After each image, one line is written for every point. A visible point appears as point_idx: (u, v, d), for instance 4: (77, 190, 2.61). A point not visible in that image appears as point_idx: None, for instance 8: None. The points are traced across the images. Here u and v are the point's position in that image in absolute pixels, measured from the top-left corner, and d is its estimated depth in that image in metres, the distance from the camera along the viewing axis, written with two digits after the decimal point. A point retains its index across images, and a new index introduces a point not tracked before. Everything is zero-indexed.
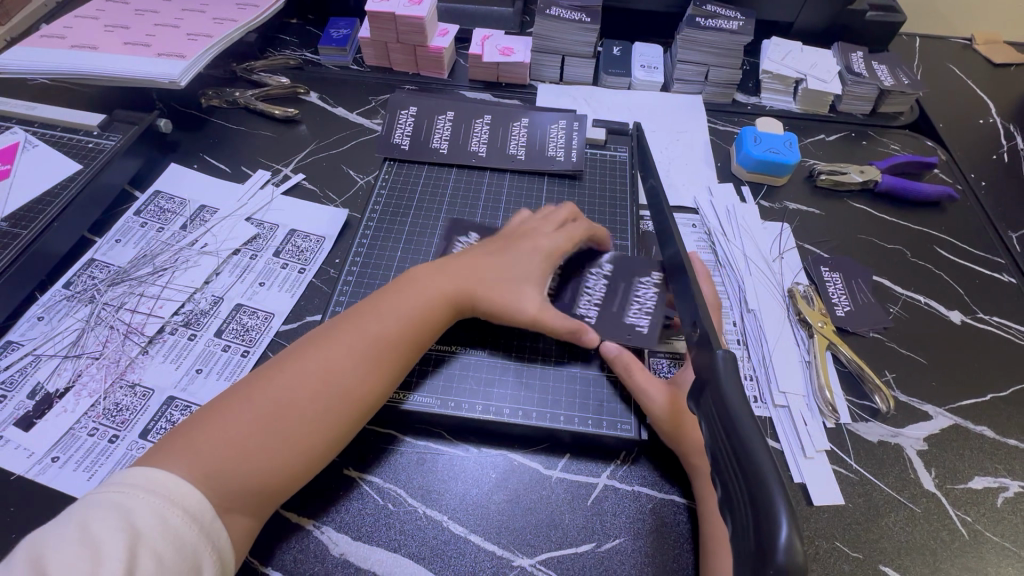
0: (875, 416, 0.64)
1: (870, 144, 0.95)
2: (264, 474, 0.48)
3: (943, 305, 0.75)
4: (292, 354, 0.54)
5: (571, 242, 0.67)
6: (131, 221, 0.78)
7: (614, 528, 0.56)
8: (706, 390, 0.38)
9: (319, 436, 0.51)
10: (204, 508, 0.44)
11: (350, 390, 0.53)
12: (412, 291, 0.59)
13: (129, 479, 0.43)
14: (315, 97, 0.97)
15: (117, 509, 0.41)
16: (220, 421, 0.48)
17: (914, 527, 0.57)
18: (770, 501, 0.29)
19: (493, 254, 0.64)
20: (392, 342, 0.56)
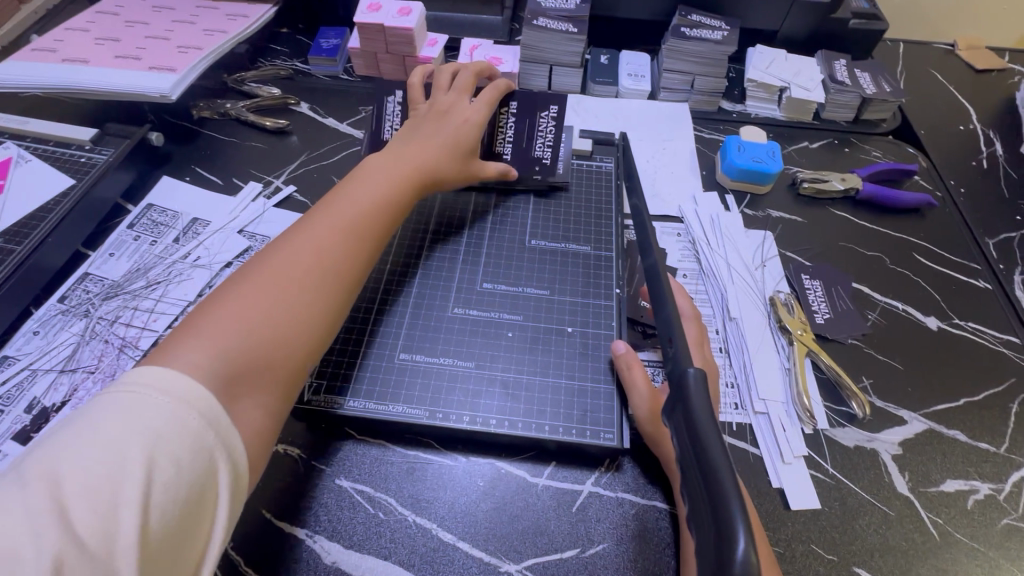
0: (852, 421, 0.66)
1: (853, 151, 0.97)
2: (277, 350, 0.50)
3: (920, 312, 0.77)
4: (271, 249, 0.55)
5: (490, 107, 0.74)
6: (124, 234, 0.79)
7: (598, 534, 0.58)
8: (677, 408, 0.40)
9: (319, 314, 0.54)
10: (215, 408, 0.42)
11: (339, 268, 0.56)
12: (375, 177, 0.64)
13: (131, 379, 0.40)
14: (306, 108, 0.99)
15: (126, 414, 0.38)
16: (214, 316, 0.48)
17: (888, 529, 0.59)
18: (731, 519, 0.32)
19: (440, 142, 0.69)
20: (366, 218, 0.60)
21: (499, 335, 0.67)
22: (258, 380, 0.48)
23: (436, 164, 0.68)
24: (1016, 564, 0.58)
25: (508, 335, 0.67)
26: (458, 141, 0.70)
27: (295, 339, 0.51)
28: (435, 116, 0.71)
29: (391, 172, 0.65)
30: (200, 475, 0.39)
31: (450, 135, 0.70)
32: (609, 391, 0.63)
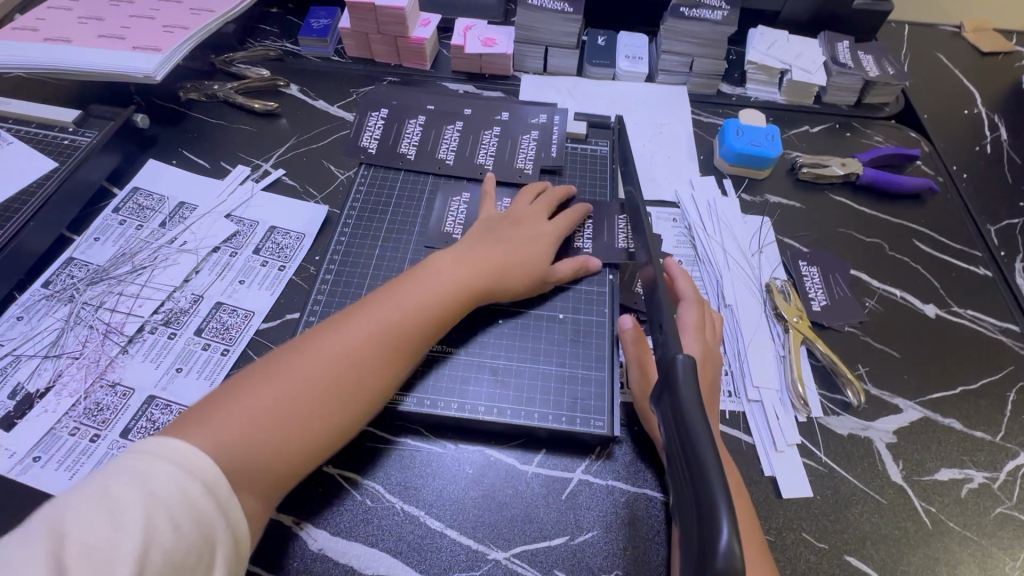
0: (846, 409, 0.65)
1: (854, 135, 0.95)
2: (280, 455, 0.50)
3: (918, 299, 0.76)
4: (315, 334, 0.56)
5: (568, 223, 0.71)
6: (110, 218, 0.78)
7: (587, 522, 0.57)
8: (664, 395, 0.39)
9: (332, 423, 0.53)
10: (221, 482, 0.45)
11: (366, 376, 0.55)
12: (431, 281, 0.61)
13: (147, 447, 0.44)
14: (295, 89, 0.96)
15: (136, 479, 0.42)
16: (243, 398, 0.50)
17: (880, 518, 0.59)
18: (714, 511, 0.31)
19: (511, 256, 0.65)
20: (408, 326, 0.58)
21: (490, 322, 0.66)
22: (254, 482, 0.48)
23: (501, 280, 0.64)
24: (1008, 552, 0.58)
25: (499, 322, 0.66)
26: (529, 276, 0.65)
27: (302, 446, 0.51)
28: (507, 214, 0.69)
29: (449, 276, 0.62)
30: (199, 538, 0.42)
31: (518, 262, 0.65)
32: (601, 379, 0.63)
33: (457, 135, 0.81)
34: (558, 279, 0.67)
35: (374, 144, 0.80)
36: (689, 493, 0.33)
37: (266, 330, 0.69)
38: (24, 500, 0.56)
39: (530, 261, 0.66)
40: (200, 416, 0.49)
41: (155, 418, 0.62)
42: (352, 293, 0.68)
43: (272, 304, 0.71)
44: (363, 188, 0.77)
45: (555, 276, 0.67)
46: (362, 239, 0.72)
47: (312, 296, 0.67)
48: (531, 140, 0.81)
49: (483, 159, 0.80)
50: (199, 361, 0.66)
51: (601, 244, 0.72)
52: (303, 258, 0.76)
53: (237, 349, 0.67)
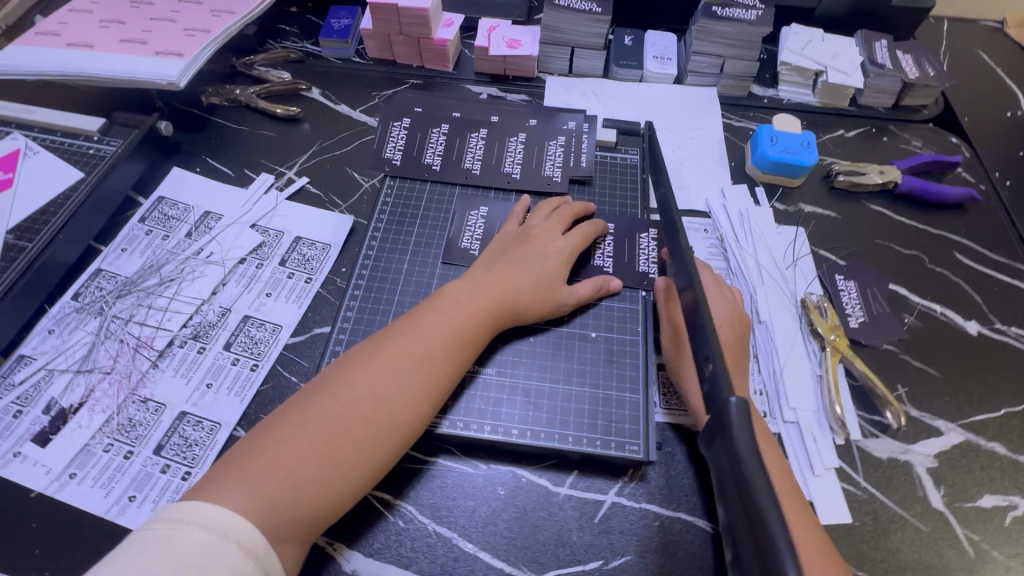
0: (885, 431, 0.64)
1: (891, 140, 0.92)
2: (314, 502, 0.49)
3: (960, 315, 0.73)
4: (337, 374, 0.55)
5: (584, 240, 0.69)
6: (136, 228, 0.78)
7: (621, 546, 0.57)
8: (717, 439, 0.37)
9: (365, 465, 0.52)
10: (257, 539, 0.46)
11: (394, 413, 0.54)
12: (452, 311, 0.60)
13: (174, 517, 0.45)
14: (317, 93, 0.95)
15: (168, 549, 0.42)
16: (273, 451, 0.50)
17: (921, 546, 0.57)
18: (782, 573, 0.29)
19: (521, 286, 0.63)
20: (433, 359, 0.57)
21: (521, 340, 0.65)
22: (292, 531, 0.48)
23: (517, 305, 0.62)
24: None
25: (529, 340, 0.65)
26: (542, 298, 0.64)
27: (335, 490, 0.51)
28: (522, 237, 0.67)
29: (471, 305, 0.61)
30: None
31: (530, 284, 0.63)
32: (635, 401, 0.62)
33: (483, 142, 0.79)
34: (574, 302, 0.65)
35: (398, 155, 0.79)
36: (752, 551, 0.32)
37: (294, 344, 0.69)
38: (63, 518, 0.57)
39: (544, 282, 0.64)
40: (232, 470, 0.49)
41: (187, 435, 0.62)
42: (381, 309, 0.67)
43: (300, 317, 0.71)
44: (390, 200, 0.75)
45: (573, 297, 0.65)
46: (390, 252, 0.71)
47: (342, 312, 0.66)
48: (558, 146, 0.79)
49: (510, 167, 0.78)
50: (229, 376, 0.66)
51: (627, 262, 0.71)
52: (330, 270, 0.75)
53: (266, 365, 0.67)
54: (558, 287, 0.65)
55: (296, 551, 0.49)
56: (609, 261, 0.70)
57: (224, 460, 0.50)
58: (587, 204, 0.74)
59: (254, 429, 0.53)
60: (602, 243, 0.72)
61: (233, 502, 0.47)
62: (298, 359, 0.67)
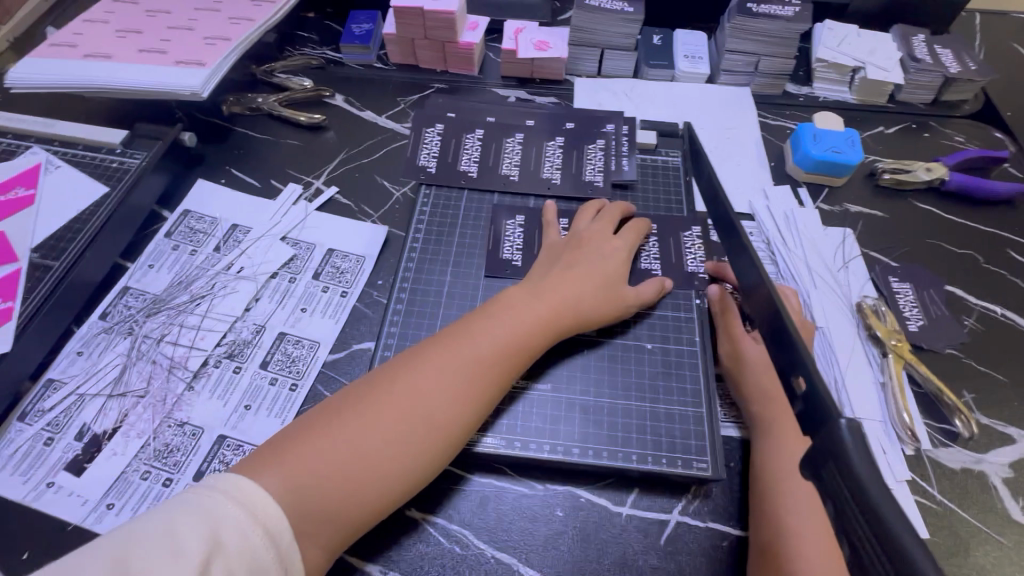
0: (956, 440, 0.61)
1: (933, 136, 0.90)
2: (346, 501, 0.48)
3: (1021, 316, 0.71)
4: (388, 371, 0.54)
5: (636, 237, 0.68)
6: (163, 244, 0.75)
7: (690, 568, 0.54)
8: (829, 464, 0.34)
9: (404, 470, 0.50)
10: (283, 529, 0.44)
11: (439, 422, 0.52)
12: (506, 316, 0.58)
13: (216, 483, 0.44)
14: (340, 100, 0.93)
15: (204, 517, 0.41)
16: (317, 441, 0.49)
17: (1005, 563, 0.55)
18: None
19: (582, 289, 0.61)
20: (481, 365, 0.55)
21: (573, 353, 0.62)
22: (319, 527, 0.46)
23: (577, 309, 0.60)
24: None
25: (582, 353, 0.62)
26: (605, 300, 0.62)
27: (367, 492, 0.49)
28: (571, 243, 0.66)
29: (523, 309, 0.59)
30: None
31: (590, 287, 0.62)
32: (698, 416, 0.58)
33: (520, 147, 0.76)
34: (640, 305, 0.63)
35: (433, 163, 0.75)
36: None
37: (334, 361, 0.66)
38: None
39: (603, 284, 0.62)
40: (270, 453, 0.48)
41: (228, 460, 0.59)
42: (425, 325, 0.64)
43: (338, 333, 0.68)
44: (426, 208, 0.72)
45: (639, 299, 0.63)
46: (431, 264, 0.68)
47: (384, 330, 0.62)
48: (597, 149, 0.76)
49: (548, 173, 0.75)
50: (268, 397, 0.63)
51: (675, 268, 0.68)
52: (366, 282, 0.72)
53: (306, 385, 0.64)
54: (617, 288, 0.63)
55: (319, 554, 0.47)
56: (656, 265, 0.68)
57: (267, 442, 0.50)
58: (625, 203, 0.71)
59: (302, 417, 0.52)
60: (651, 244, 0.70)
61: (268, 484, 0.45)
62: (338, 378, 0.64)
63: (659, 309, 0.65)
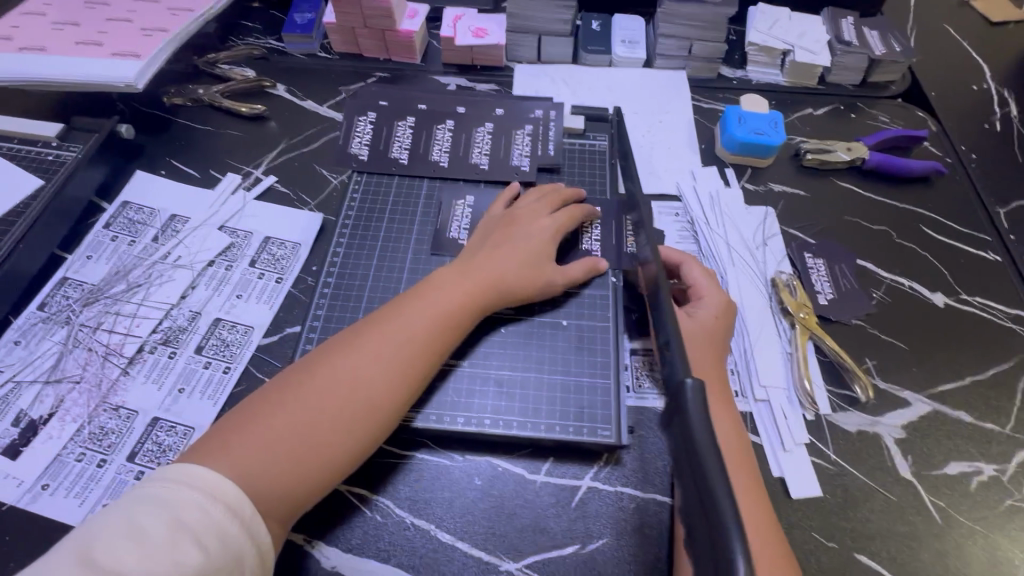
0: (854, 404, 0.65)
1: (859, 118, 0.92)
2: (293, 478, 0.49)
3: (927, 288, 0.74)
4: (321, 355, 0.55)
5: (572, 220, 0.69)
6: (101, 235, 0.76)
7: (597, 529, 0.57)
8: (676, 421, 0.38)
9: (346, 446, 0.52)
10: (243, 504, 0.45)
11: (376, 397, 0.53)
12: (437, 295, 0.60)
13: (168, 474, 0.45)
14: (282, 90, 0.94)
15: (162, 503, 0.43)
16: (255, 426, 0.50)
17: (889, 515, 0.59)
18: (730, 558, 0.30)
19: (508, 267, 0.63)
20: (415, 342, 0.57)
21: (492, 331, 0.65)
22: (271, 504, 0.47)
23: (504, 287, 0.62)
24: (1016, 544, 0.58)
25: (501, 331, 0.65)
26: (530, 278, 0.64)
27: (314, 468, 0.50)
28: (505, 222, 0.67)
29: (455, 289, 0.61)
30: (224, 559, 0.42)
31: (516, 265, 0.63)
32: (606, 386, 0.62)
33: (450, 134, 0.79)
34: (569, 282, 0.66)
35: (365, 150, 0.78)
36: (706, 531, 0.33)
37: (267, 345, 0.69)
38: (36, 529, 0.56)
39: (533, 263, 0.64)
40: (211, 443, 0.49)
41: (161, 440, 0.62)
42: (351, 305, 0.67)
43: (271, 318, 0.70)
44: (357, 195, 0.75)
45: (565, 278, 0.65)
46: (359, 251, 0.71)
47: (311, 312, 0.66)
48: (525, 135, 0.79)
49: (477, 158, 0.78)
50: (202, 381, 0.66)
51: (612, 249, 0.71)
52: (301, 268, 0.74)
53: (239, 367, 0.67)
54: (546, 267, 0.65)
55: (277, 527, 0.48)
56: (596, 246, 0.71)
57: (207, 433, 0.50)
58: (574, 187, 0.74)
59: (239, 407, 0.53)
60: (588, 226, 0.72)
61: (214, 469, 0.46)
62: (270, 361, 0.67)
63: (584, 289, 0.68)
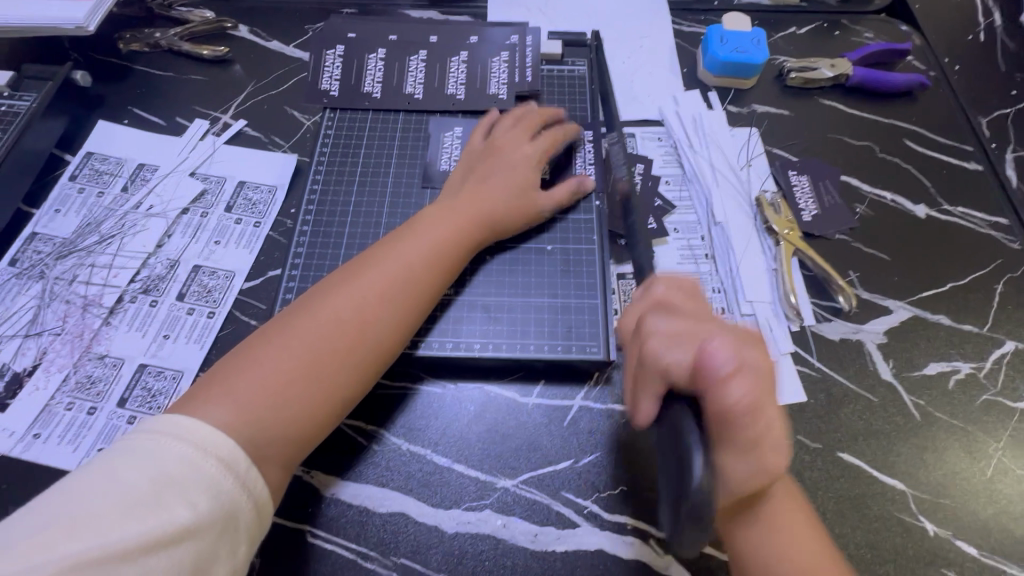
0: (838, 315, 0.66)
1: (843, 34, 0.90)
2: (303, 420, 0.48)
3: (909, 201, 0.74)
4: (316, 297, 0.53)
5: (553, 146, 0.68)
6: (68, 188, 0.74)
7: (590, 445, 0.59)
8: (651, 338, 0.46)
9: (355, 382, 0.51)
10: (239, 459, 0.44)
11: (382, 335, 0.53)
12: (431, 230, 0.58)
13: (157, 426, 0.43)
14: (245, 30, 0.87)
15: (148, 458, 0.41)
16: (257, 369, 0.48)
17: (871, 414, 0.61)
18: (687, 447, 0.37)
19: (497, 198, 0.62)
20: (416, 280, 0.55)
21: (477, 260, 0.64)
22: (277, 450, 0.47)
23: (494, 217, 0.61)
24: (991, 436, 0.60)
25: (487, 260, 0.65)
26: (519, 208, 0.63)
27: (322, 408, 0.49)
28: (485, 156, 0.66)
29: (449, 224, 0.59)
30: (218, 513, 0.41)
31: (504, 195, 0.62)
32: (593, 306, 0.62)
33: (423, 64, 0.76)
34: (555, 207, 0.65)
35: (335, 86, 0.75)
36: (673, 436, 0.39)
37: (249, 289, 0.68)
38: (33, 475, 0.57)
39: (521, 194, 0.64)
40: (207, 390, 0.47)
41: (150, 385, 0.61)
42: (332, 243, 0.66)
43: (252, 262, 0.69)
44: (330, 132, 0.73)
45: (552, 202, 0.65)
46: (336, 189, 0.70)
47: (291, 253, 0.65)
48: (501, 62, 0.76)
49: (454, 89, 0.76)
50: (186, 326, 0.65)
51: (605, 176, 0.70)
52: (279, 211, 0.73)
53: (223, 311, 0.66)
54: (531, 194, 0.64)
55: (280, 476, 0.48)
56: (590, 172, 0.69)
57: (201, 381, 0.48)
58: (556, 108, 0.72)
59: (230, 353, 0.51)
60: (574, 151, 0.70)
61: (213, 418, 0.45)
62: (254, 304, 0.66)
63: (574, 218, 0.67)
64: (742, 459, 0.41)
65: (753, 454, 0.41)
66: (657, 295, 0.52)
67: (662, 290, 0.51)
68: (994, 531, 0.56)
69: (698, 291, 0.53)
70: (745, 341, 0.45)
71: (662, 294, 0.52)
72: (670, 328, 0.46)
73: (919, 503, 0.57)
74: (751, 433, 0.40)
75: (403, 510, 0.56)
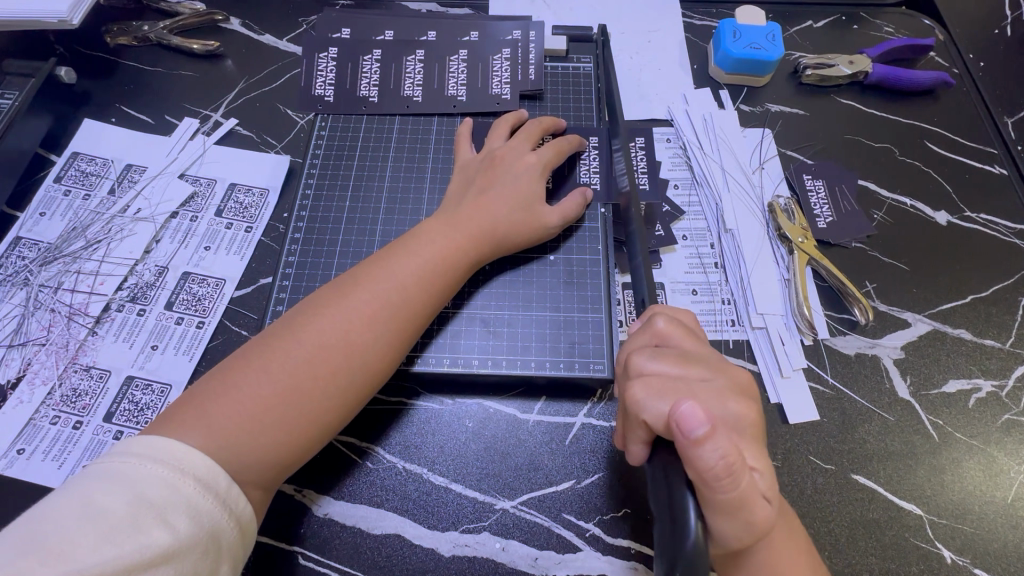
0: (853, 328, 0.63)
1: (862, 28, 0.85)
2: (281, 449, 0.46)
3: (930, 207, 0.71)
4: (303, 316, 0.50)
5: (559, 155, 0.64)
6: (53, 190, 0.71)
7: (592, 464, 0.56)
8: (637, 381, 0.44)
9: (339, 410, 0.49)
10: (217, 478, 0.42)
11: (371, 360, 0.50)
12: (428, 248, 0.55)
13: (129, 448, 0.41)
14: (236, 23, 0.84)
15: (122, 481, 0.39)
16: (236, 393, 0.45)
17: (887, 435, 0.58)
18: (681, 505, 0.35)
19: (498, 212, 0.58)
20: (411, 301, 0.52)
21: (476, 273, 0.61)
22: (256, 475, 0.44)
23: (495, 232, 0.58)
24: (1012, 457, 0.58)
25: (487, 271, 0.62)
26: (522, 223, 0.59)
27: (303, 436, 0.47)
28: (488, 167, 0.62)
29: (448, 243, 0.56)
30: (198, 535, 0.39)
31: (506, 209, 0.59)
32: (598, 320, 0.60)
33: (421, 65, 0.73)
34: (564, 221, 0.61)
35: (330, 90, 0.72)
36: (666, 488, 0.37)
37: (240, 298, 0.65)
38: (17, 492, 0.55)
39: (525, 209, 0.60)
40: (183, 412, 0.44)
41: (138, 399, 0.59)
42: (324, 252, 0.64)
43: (243, 269, 0.67)
44: (324, 134, 0.70)
45: (561, 217, 0.61)
46: (330, 195, 0.67)
47: (282, 262, 0.62)
48: (503, 59, 0.73)
49: (454, 89, 0.72)
50: (175, 336, 0.63)
51: (612, 181, 0.67)
52: (271, 216, 0.70)
53: (213, 321, 0.64)
54: (534, 209, 0.60)
55: (260, 495, 0.46)
56: (595, 178, 0.66)
57: (176, 401, 0.46)
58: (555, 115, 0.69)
59: (210, 371, 0.48)
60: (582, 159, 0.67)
61: (188, 439, 0.42)
62: (245, 314, 0.64)
63: (579, 228, 0.64)
64: (728, 519, 0.38)
65: (741, 514, 0.38)
66: (656, 332, 0.48)
67: (662, 327, 0.48)
68: (1015, 558, 0.54)
69: (697, 328, 0.50)
70: (731, 390, 0.43)
71: (662, 331, 0.48)
72: (658, 374, 0.44)
73: (936, 529, 0.54)
74: (732, 496, 0.37)
75: (398, 532, 0.54)
